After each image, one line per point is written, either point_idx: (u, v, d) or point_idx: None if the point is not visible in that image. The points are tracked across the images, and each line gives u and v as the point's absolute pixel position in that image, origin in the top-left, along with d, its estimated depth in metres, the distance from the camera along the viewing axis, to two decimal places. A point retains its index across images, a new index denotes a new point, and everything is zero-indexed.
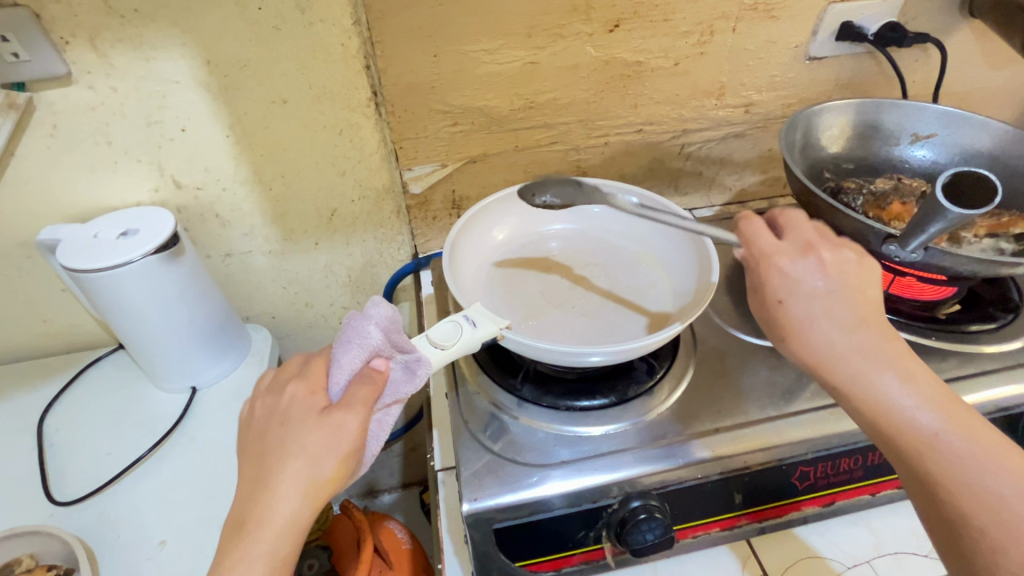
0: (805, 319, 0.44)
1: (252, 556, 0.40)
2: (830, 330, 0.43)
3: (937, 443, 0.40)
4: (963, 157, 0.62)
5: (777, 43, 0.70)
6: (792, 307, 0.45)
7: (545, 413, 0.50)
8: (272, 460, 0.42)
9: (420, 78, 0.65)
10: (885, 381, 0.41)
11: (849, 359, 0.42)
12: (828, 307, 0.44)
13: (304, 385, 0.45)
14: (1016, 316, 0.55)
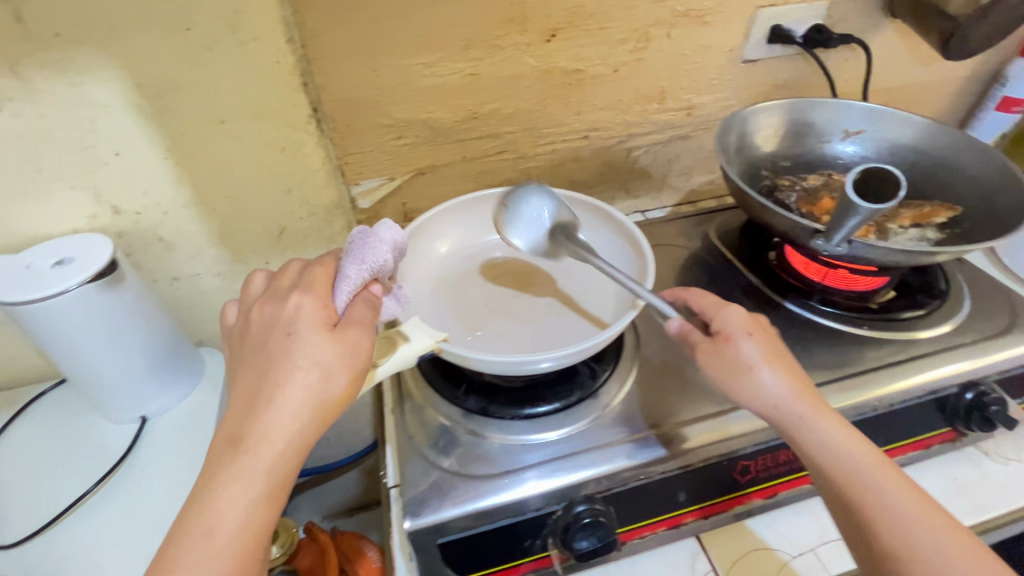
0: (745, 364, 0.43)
1: (252, 469, 0.40)
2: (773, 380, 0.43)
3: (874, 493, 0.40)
4: (891, 150, 0.64)
5: (712, 47, 0.72)
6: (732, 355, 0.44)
7: (488, 423, 0.50)
8: (276, 374, 0.42)
9: (360, 93, 0.65)
10: (828, 429, 0.42)
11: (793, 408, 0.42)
12: (765, 351, 0.44)
13: (310, 296, 0.44)
14: (943, 301, 0.57)
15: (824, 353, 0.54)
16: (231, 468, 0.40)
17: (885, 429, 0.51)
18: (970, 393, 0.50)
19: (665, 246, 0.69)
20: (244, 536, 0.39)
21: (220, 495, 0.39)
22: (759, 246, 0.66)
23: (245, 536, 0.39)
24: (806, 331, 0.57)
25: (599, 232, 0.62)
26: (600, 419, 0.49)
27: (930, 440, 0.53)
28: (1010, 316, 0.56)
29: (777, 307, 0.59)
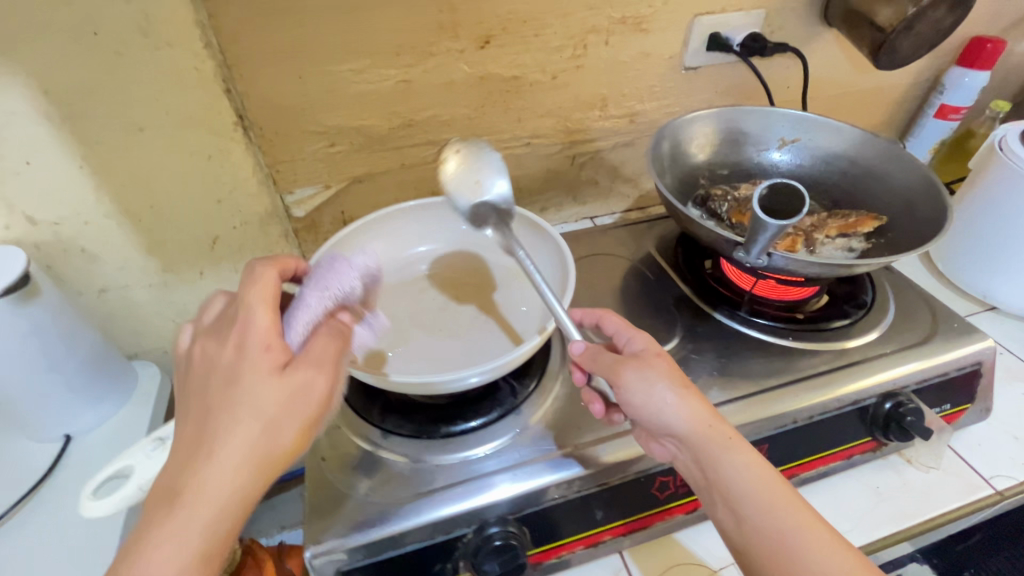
0: (648, 394, 0.41)
1: (183, 529, 0.35)
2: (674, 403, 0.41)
3: (779, 536, 0.38)
4: (825, 159, 0.65)
5: (651, 55, 0.72)
6: (636, 383, 0.41)
7: (403, 443, 0.49)
8: (218, 417, 0.38)
9: (287, 100, 0.63)
10: (733, 460, 0.40)
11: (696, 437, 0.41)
12: (671, 380, 0.42)
13: (258, 335, 0.40)
14: (867, 311, 0.58)
15: (750, 363, 0.54)
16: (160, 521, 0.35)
17: (807, 440, 0.51)
18: (888, 403, 0.51)
19: (604, 255, 0.69)
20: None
21: (148, 559, 0.35)
22: (694, 256, 0.66)
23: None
24: (734, 341, 0.57)
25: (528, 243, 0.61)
26: (518, 436, 0.49)
27: (853, 450, 0.53)
28: (931, 324, 0.57)
29: (707, 318, 0.59)
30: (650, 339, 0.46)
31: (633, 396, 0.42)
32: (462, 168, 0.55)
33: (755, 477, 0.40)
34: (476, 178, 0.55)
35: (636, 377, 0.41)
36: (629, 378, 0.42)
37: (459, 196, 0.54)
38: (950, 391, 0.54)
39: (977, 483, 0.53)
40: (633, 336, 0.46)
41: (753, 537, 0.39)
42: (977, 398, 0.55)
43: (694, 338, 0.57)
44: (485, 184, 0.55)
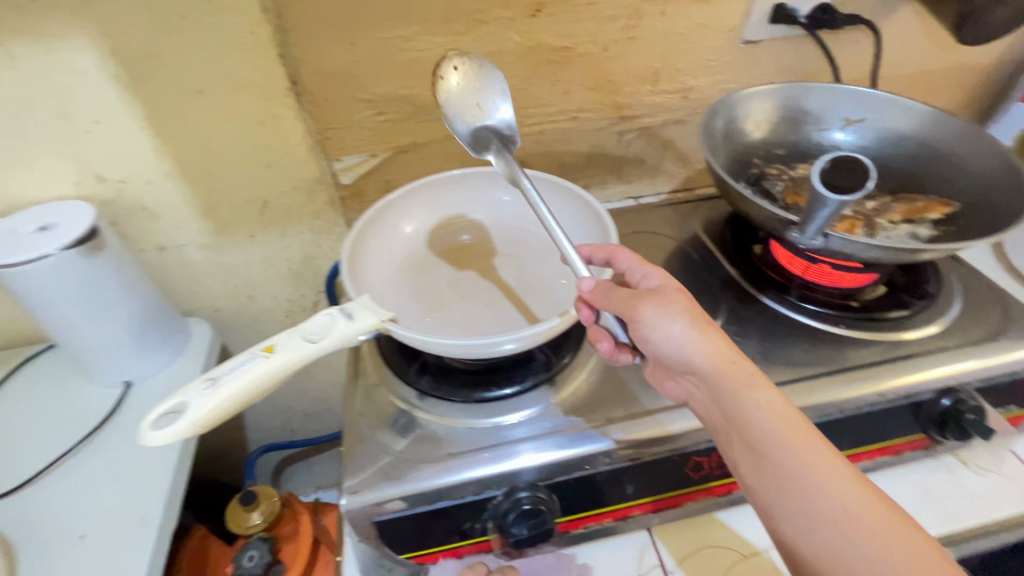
0: (667, 330, 0.41)
1: None
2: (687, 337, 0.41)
3: (793, 469, 0.38)
4: (893, 140, 0.61)
5: (709, 26, 0.68)
6: (655, 319, 0.41)
7: (438, 405, 0.50)
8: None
9: (338, 66, 0.64)
10: (748, 396, 0.40)
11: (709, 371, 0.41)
12: (690, 315, 0.41)
13: None
14: (929, 302, 0.54)
15: (795, 350, 0.52)
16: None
17: (853, 432, 0.49)
18: (946, 399, 0.48)
19: (646, 234, 0.67)
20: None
21: None
22: (744, 239, 0.63)
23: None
24: (780, 327, 0.54)
25: (569, 216, 0.61)
26: (549, 407, 0.50)
27: (902, 446, 0.50)
28: (1001, 320, 0.53)
29: (753, 301, 0.57)
30: (668, 276, 0.45)
31: (650, 331, 0.41)
32: (461, 88, 0.57)
33: (773, 412, 0.40)
34: (475, 102, 0.57)
35: (655, 312, 0.41)
36: (648, 313, 0.41)
37: (458, 118, 0.57)
38: (1017, 392, 0.50)
39: None
40: (649, 272, 0.45)
41: (768, 472, 0.39)
42: None
43: (738, 321, 0.55)
44: (485, 107, 0.58)
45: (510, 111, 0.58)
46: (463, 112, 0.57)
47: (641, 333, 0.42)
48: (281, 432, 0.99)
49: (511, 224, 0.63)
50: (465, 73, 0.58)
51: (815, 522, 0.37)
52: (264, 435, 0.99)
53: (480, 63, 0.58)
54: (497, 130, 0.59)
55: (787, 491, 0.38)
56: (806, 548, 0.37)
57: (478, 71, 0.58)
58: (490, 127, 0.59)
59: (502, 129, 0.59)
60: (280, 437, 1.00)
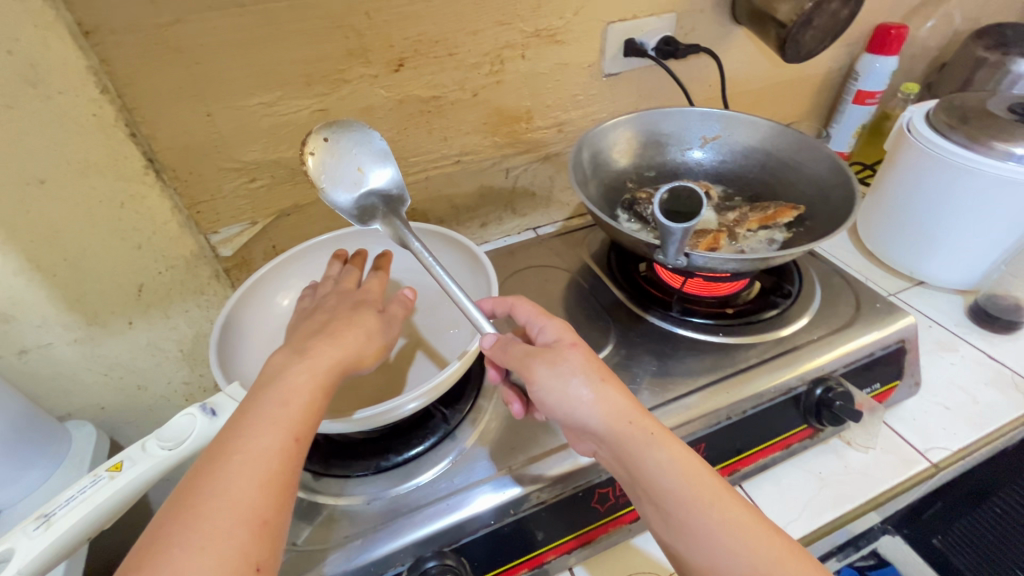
0: (561, 392, 0.40)
1: (215, 513, 0.32)
2: (584, 396, 0.40)
3: (700, 524, 0.38)
4: (745, 153, 0.66)
5: (570, 64, 0.72)
6: (549, 381, 0.40)
7: (340, 479, 0.48)
8: (210, 471, 0.34)
9: (197, 139, 0.61)
10: (650, 450, 0.39)
11: (609, 428, 0.40)
12: (587, 374, 0.41)
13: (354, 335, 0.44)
14: (794, 300, 0.59)
15: (681, 361, 0.55)
16: (176, 533, 0.32)
17: (744, 435, 0.51)
18: (818, 389, 0.52)
19: (538, 267, 0.69)
20: (257, 503, 0.34)
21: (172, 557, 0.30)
22: (628, 262, 0.66)
23: (237, 555, 0.31)
24: (668, 341, 0.57)
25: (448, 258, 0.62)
26: (459, 458, 0.49)
27: (789, 439, 0.54)
28: (854, 306, 0.58)
29: (642, 320, 0.59)
30: (564, 328, 0.44)
31: (547, 394, 0.40)
32: (334, 159, 0.58)
33: (675, 468, 0.39)
34: (353, 168, 0.58)
35: (547, 374, 0.40)
36: (541, 374, 0.40)
37: (338, 189, 0.58)
38: (877, 371, 0.55)
39: (913, 458, 0.54)
40: (546, 326, 0.45)
41: (674, 525, 0.38)
42: (904, 375, 0.56)
43: (630, 342, 0.57)
44: (366, 173, 0.59)
45: (388, 172, 0.60)
46: (341, 183, 0.58)
47: (535, 394, 0.41)
48: None
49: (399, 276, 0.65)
50: (334, 142, 0.58)
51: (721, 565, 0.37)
52: None
53: (349, 129, 0.58)
54: (382, 194, 0.60)
55: (695, 548, 0.38)
56: None
57: (350, 136, 0.58)
58: (373, 190, 0.60)
59: (388, 190, 0.60)
60: None
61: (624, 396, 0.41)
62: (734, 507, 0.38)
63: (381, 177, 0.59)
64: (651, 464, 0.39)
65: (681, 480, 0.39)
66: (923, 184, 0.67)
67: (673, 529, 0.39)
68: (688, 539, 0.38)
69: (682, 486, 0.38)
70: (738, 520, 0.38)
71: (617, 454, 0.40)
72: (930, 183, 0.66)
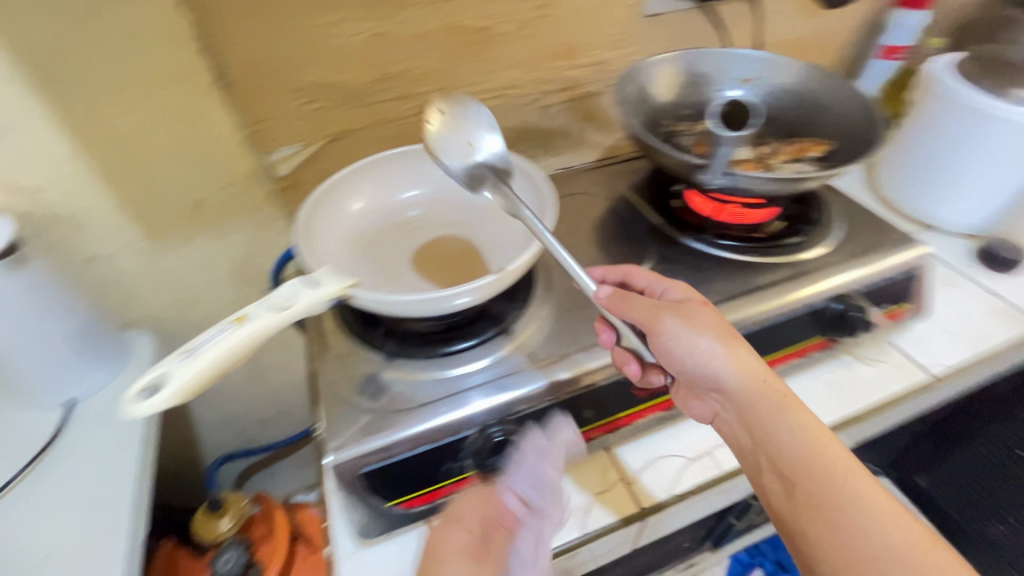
0: (692, 345, 0.48)
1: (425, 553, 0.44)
2: (714, 354, 0.48)
3: (828, 493, 0.43)
4: (776, 95, 0.70)
5: (612, 2, 0.75)
6: (679, 331, 0.48)
7: (407, 362, 0.53)
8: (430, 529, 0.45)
9: (262, 56, 0.63)
10: (782, 419, 0.46)
11: (742, 387, 0.47)
12: (716, 332, 0.48)
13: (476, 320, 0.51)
14: (816, 228, 0.64)
15: (714, 282, 0.59)
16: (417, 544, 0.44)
17: (769, 341, 0.56)
18: (837, 303, 0.57)
19: (575, 197, 0.73)
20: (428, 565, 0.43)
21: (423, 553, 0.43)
22: (663, 193, 0.70)
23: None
24: (700, 264, 0.61)
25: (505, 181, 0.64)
26: (513, 350, 0.55)
27: (807, 349, 0.59)
28: (875, 237, 0.62)
29: (676, 243, 0.64)
30: (688, 290, 0.53)
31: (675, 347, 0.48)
32: (449, 130, 0.60)
33: (806, 437, 0.45)
34: (465, 141, 0.59)
35: (676, 322, 0.48)
36: (673, 326, 0.48)
37: (451, 159, 0.60)
38: (890, 291, 0.60)
39: (916, 370, 0.60)
40: (670, 287, 0.53)
41: (800, 493, 0.43)
42: (914, 297, 0.62)
43: (663, 263, 0.62)
44: (476, 144, 0.60)
45: (498, 142, 0.60)
46: (452, 152, 0.59)
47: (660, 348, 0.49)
48: (237, 440, 1.02)
49: (454, 196, 0.65)
50: (450, 116, 0.60)
51: (849, 537, 0.41)
52: (222, 446, 1.02)
53: (465, 105, 0.60)
54: (492, 165, 0.60)
55: (815, 516, 0.42)
56: (831, 560, 0.41)
57: (464, 114, 0.60)
58: (478, 166, 0.60)
59: (496, 163, 0.60)
60: (236, 446, 1.03)
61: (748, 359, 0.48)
62: (864, 492, 0.42)
63: (490, 145, 0.60)
64: (783, 432, 0.45)
65: (808, 448, 0.45)
66: (951, 131, 0.70)
67: (796, 498, 0.44)
68: (811, 504, 0.43)
69: (809, 455, 0.44)
70: (866, 501, 0.42)
71: (749, 416, 0.47)
72: (959, 128, 0.69)
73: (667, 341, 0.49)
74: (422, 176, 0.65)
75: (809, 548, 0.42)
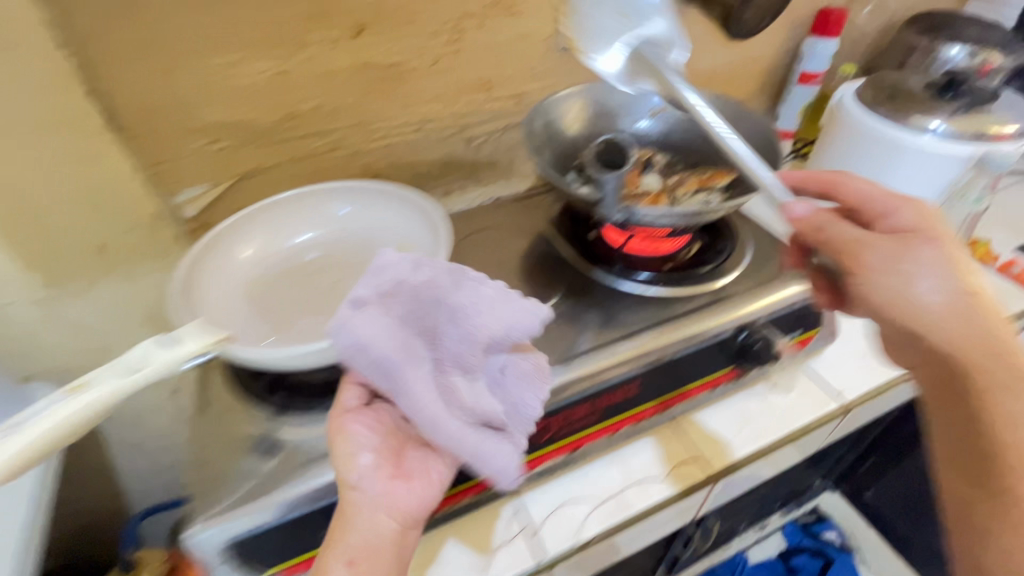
0: (912, 284, 0.48)
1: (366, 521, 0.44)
2: (934, 290, 0.48)
3: (1002, 413, 0.49)
4: (687, 124, 0.70)
5: (527, 36, 0.75)
6: (881, 266, 0.49)
7: (295, 418, 0.52)
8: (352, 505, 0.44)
9: (158, 97, 0.61)
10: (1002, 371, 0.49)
11: (938, 324, 0.48)
12: (944, 269, 0.48)
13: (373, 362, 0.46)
14: (726, 257, 0.64)
15: (626, 317, 0.58)
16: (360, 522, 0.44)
17: (675, 375, 0.55)
18: (741, 334, 0.57)
19: (493, 229, 0.73)
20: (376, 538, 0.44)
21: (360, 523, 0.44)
22: (580, 224, 0.70)
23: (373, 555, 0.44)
24: (610, 299, 0.61)
25: (407, 215, 0.62)
26: None
27: (715, 381, 0.58)
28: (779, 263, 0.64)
29: (585, 277, 0.64)
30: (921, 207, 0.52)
31: (901, 271, 0.49)
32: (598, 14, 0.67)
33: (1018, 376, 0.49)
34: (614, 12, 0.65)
35: (890, 248, 0.49)
36: (877, 263, 0.49)
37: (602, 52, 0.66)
38: (797, 319, 0.60)
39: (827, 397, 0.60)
40: (901, 206, 0.53)
41: (990, 421, 0.50)
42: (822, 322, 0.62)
43: (574, 297, 0.61)
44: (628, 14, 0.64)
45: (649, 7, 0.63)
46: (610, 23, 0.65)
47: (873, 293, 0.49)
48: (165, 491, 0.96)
49: (356, 233, 0.62)
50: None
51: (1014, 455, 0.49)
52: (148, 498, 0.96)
53: None
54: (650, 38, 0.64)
55: (999, 437, 0.50)
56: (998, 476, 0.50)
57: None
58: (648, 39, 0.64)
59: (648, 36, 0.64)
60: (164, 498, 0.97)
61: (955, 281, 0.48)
62: None
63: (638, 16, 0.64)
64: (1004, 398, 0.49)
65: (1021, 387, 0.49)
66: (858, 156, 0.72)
67: (988, 426, 0.50)
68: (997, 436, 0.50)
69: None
70: None
71: (962, 351, 0.49)
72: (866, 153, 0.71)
73: (885, 284, 0.49)
74: (320, 218, 0.63)
75: (963, 456, 0.52)
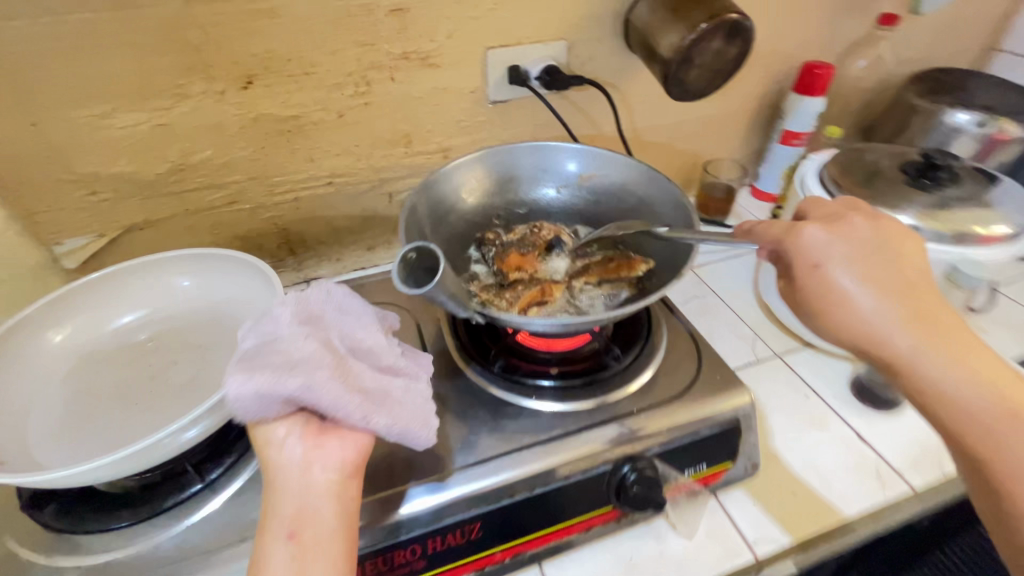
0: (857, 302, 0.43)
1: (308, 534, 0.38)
2: (867, 312, 0.43)
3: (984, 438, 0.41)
4: (609, 193, 0.62)
5: (449, 89, 0.68)
6: (840, 289, 0.43)
7: (64, 542, 0.44)
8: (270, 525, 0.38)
9: (22, 148, 0.57)
10: (942, 372, 0.42)
11: (896, 350, 0.43)
12: (876, 283, 0.42)
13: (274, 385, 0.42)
14: (626, 366, 0.54)
15: (493, 432, 0.50)
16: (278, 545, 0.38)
17: (534, 513, 0.46)
18: (624, 467, 0.48)
19: (391, 303, 0.65)
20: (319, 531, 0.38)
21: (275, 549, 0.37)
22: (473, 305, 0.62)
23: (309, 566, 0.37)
24: (482, 403, 0.53)
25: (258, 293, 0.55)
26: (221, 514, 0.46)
27: (592, 521, 0.48)
28: (691, 375, 0.55)
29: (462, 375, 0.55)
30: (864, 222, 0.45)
31: (817, 296, 0.44)
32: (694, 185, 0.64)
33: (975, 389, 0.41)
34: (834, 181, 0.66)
35: (845, 275, 0.43)
36: (841, 280, 0.43)
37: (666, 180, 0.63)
38: (701, 451, 0.51)
39: (737, 549, 0.49)
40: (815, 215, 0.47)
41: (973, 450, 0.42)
42: (738, 456, 0.52)
43: (445, 399, 0.53)
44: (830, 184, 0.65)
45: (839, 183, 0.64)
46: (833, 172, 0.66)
47: (827, 312, 0.44)
48: None
49: (205, 311, 0.57)
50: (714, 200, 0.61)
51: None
52: None
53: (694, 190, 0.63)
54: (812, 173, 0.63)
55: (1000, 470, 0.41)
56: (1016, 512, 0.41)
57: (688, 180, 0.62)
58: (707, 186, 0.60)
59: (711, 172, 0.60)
60: None
61: (911, 241, 0.44)
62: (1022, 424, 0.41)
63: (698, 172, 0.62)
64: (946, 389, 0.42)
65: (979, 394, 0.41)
66: None
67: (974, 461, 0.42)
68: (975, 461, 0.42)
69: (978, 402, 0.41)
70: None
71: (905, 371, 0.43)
72: None
73: (827, 289, 0.44)
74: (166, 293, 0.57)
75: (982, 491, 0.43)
